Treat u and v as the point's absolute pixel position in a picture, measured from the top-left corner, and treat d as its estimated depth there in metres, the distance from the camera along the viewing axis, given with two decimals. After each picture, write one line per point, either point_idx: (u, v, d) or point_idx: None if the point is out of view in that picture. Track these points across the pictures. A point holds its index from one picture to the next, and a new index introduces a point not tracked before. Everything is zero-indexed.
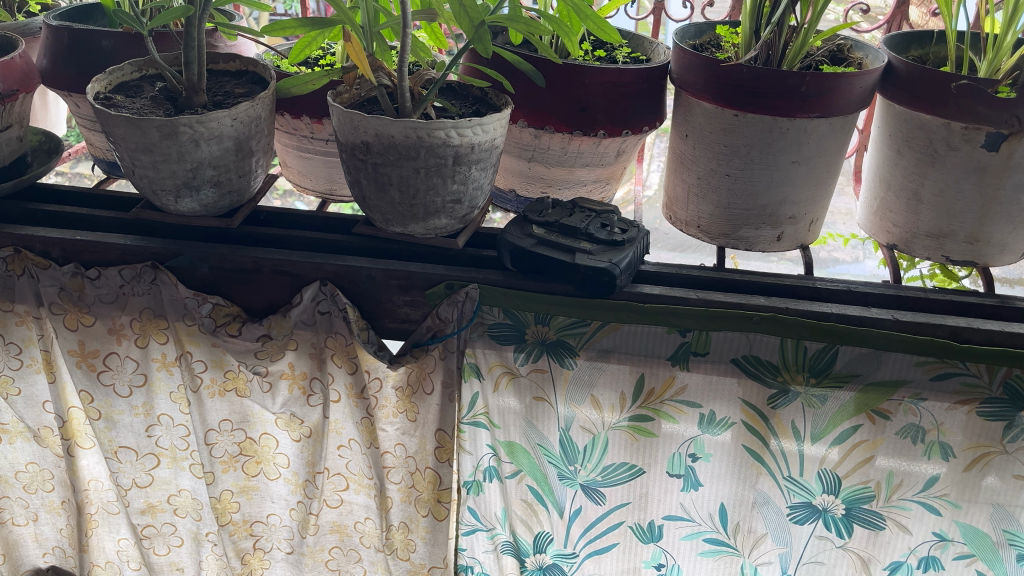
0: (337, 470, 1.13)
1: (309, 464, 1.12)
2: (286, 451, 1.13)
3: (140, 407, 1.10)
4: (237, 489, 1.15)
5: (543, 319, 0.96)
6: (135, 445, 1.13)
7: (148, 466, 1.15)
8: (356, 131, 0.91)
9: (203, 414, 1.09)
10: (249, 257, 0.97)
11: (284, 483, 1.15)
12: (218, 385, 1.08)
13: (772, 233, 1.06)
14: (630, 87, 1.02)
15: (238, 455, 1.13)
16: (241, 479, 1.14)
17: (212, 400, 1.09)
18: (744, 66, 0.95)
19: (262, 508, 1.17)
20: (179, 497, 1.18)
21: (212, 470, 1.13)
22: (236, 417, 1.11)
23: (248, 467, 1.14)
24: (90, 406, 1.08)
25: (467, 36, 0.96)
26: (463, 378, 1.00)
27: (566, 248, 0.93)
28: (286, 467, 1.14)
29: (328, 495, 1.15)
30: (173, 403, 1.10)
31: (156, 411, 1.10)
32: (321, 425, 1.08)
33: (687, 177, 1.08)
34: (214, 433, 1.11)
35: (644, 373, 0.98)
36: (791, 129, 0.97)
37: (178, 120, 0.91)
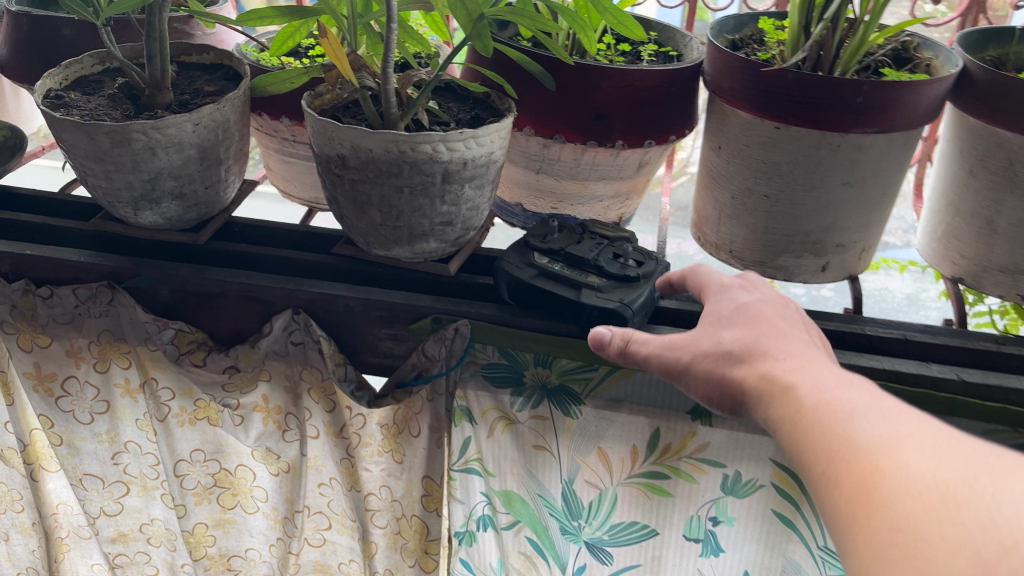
0: (317, 509, 1.01)
1: (288, 502, 1.01)
2: (265, 485, 1.01)
3: (104, 434, 0.99)
4: (212, 522, 1.04)
5: (544, 361, 0.83)
6: (102, 471, 1.02)
7: (116, 494, 1.04)
8: (331, 142, 0.79)
9: (171, 444, 0.99)
10: (213, 280, 0.86)
11: (262, 518, 1.04)
12: (189, 413, 0.97)
13: (815, 263, 0.92)
14: (653, 92, 0.88)
15: (212, 487, 1.02)
16: (215, 512, 1.03)
17: (182, 429, 0.98)
18: (788, 71, 0.80)
19: (239, 542, 1.05)
20: (151, 526, 1.08)
21: (183, 502, 1.02)
22: (209, 447, 1.00)
23: (223, 500, 1.03)
24: (52, 432, 0.98)
25: (464, 31, 0.83)
26: (453, 423, 0.88)
27: (571, 282, 0.80)
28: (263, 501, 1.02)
29: (309, 534, 1.04)
30: (140, 432, 0.99)
31: (122, 439, 1.00)
32: (299, 462, 0.97)
33: (719, 195, 0.93)
34: (186, 464, 1.00)
35: (659, 427, 0.85)
36: (842, 146, 0.83)
37: (130, 126, 0.80)
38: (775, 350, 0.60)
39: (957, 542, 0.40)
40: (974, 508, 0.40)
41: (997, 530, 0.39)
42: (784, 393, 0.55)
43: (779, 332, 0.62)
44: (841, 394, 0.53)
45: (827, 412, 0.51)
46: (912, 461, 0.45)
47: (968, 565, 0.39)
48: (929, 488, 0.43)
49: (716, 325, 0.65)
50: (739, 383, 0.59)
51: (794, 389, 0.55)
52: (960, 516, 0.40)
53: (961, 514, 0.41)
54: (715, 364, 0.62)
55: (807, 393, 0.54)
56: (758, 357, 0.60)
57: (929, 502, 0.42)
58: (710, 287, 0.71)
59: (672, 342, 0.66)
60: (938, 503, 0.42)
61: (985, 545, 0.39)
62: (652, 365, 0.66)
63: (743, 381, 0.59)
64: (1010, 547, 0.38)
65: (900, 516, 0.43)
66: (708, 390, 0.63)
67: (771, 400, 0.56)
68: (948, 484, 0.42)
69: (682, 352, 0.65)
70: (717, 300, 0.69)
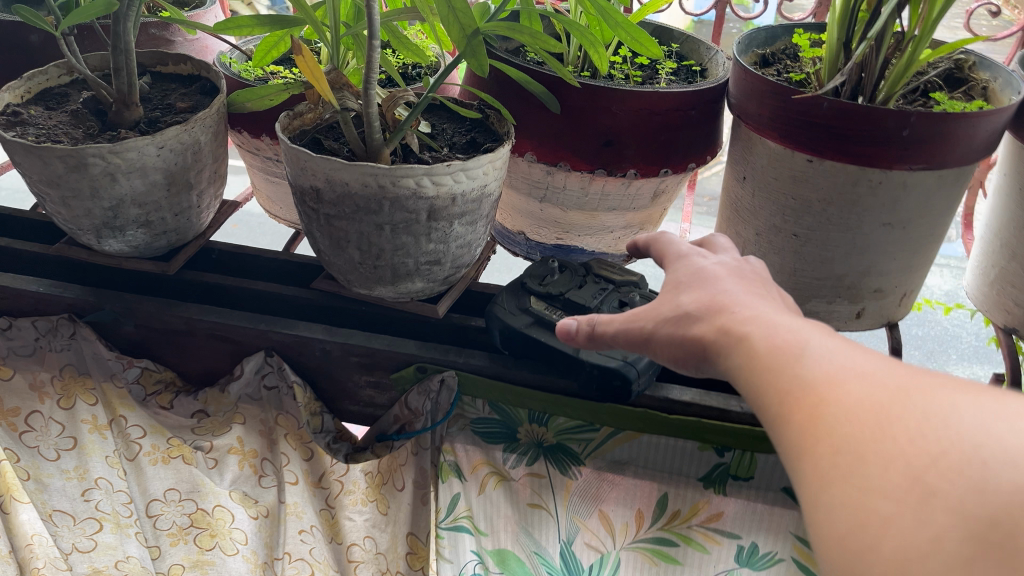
0: (302, 557, 0.79)
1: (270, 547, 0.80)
2: (245, 526, 0.80)
3: (74, 473, 0.82)
4: (190, 565, 0.77)
5: (539, 418, 0.76)
6: (71, 510, 0.80)
7: (88, 532, 0.78)
8: (304, 173, 0.71)
9: (144, 484, 0.82)
10: (179, 318, 0.79)
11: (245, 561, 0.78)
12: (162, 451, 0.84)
13: (849, 310, 0.82)
14: (670, 116, 0.78)
15: (190, 527, 0.80)
16: (192, 552, 0.78)
17: (156, 467, 0.83)
18: (823, 99, 0.70)
19: None
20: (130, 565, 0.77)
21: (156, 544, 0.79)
22: (187, 485, 0.82)
23: (203, 541, 0.79)
24: (15, 466, 0.80)
25: (458, 48, 0.74)
26: (437, 478, 0.76)
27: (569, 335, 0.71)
28: (244, 544, 0.79)
29: None
30: (111, 469, 0.82)
31: (91, 476, 0.81)
32: (279, 507, 0.82)
33: (743, 230, 0.84)
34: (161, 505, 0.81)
35: (667, 493, 0.75)
36: (883, 184, 0.73)
37: (85, 150, 0.72)
38: (734, 305, 0.51)
39: (895, 458, 0.37)
40: (906, 425, 0.37)
41: (925, 443, 0.36)
42: (737, 341, 0.48)
43: (735, 287, 0.54)
44: (788, 327, 0.47)
45: (778, 345, 0.46)
46: (851, 386, 0.41)
47: (899, 479, 0.36)
48: (868, 414, 0.39)
49: (674, 289, 0.57)
50: (695, 341, 0.51)
51: (750, 336, 0.48)
52: (895, 436, 0.37)
53: (894, 433, 0.37)
54: (675, 326, 0.54)
55: (751, 329, 0.48)
56: (717, 313, 0.52)
57: (866, 427, 0.38)
58: (671, 253, 0.62)
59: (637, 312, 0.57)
60: (873, 427, 0.38)
61: (916, 460, 0.36)
62: (618, 337, 0.58)
63: (702, 338, 0.51)
64: (938, 457, 0.35)
65: (842, 438, 0.39)
66: (673, 356, 0.54)
67: (723, 351, 0.49)
68: (881, 405, 0.39)
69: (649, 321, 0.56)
70: (672, 268, 0.60)
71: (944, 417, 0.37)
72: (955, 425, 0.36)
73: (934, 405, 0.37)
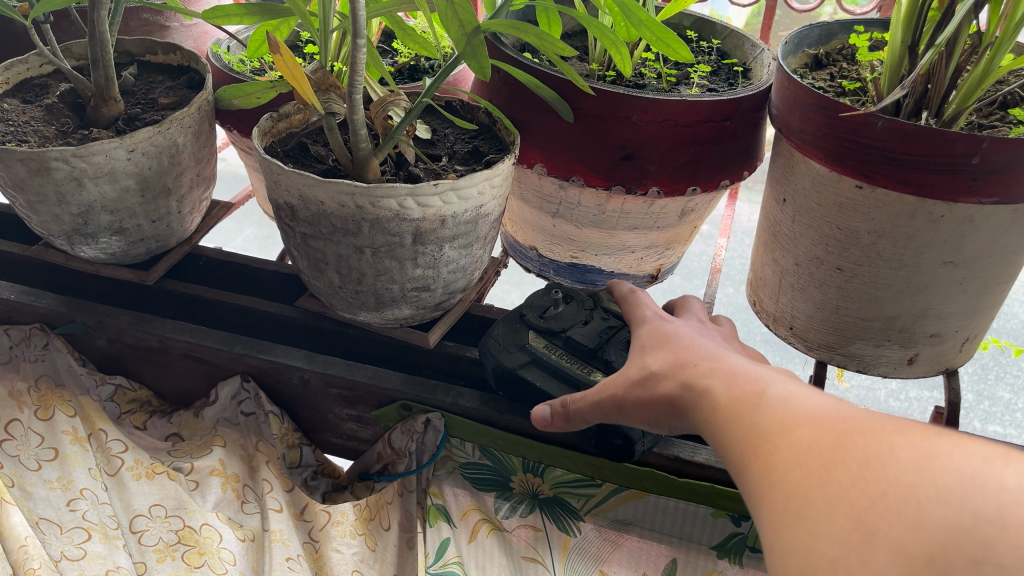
0: None
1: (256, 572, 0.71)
2: (233, 547, 0.72)
3: (53, 483, 0.73)
4: None
5: (534, 468, 0.69)
6: (57, 519, 0.71)
7: (76, 542, 0.69)
8: (278, 187, 0.63)
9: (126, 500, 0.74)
10: (153, 335, 0.73)
11: None
12: (145, 466, 0.76)
13: (899, 355, 0.72)
14: (700, 128, 0.68)
15: (176, 543, 0.71)
16: (180, 570, 0.69)
17: (138, 483, 0.75)
18: (878, 117, 0.59)
19: None
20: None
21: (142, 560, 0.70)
22: (172, 502, 0.74)
23: (191, 558, 0.70)
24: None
25: (456, 47, 0.63)
26: (425, 524, 0.68)
27: (567, 379, 0.62)
28: (233, 564, 0.71)
29: None
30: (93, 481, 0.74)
31: (76, 487, 0.73)
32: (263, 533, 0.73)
33: (780, 258, 0.74)
34: (144, 521, 0.73)
35: (677, 559, 0.66)
36: (946, 218, 0.62)
37: (47, 153, 0.65)
38: (699, 359, 0.51)
39: (839, 503, 0.36)
40: (850, 468, 0.37)
41: (867, 486, 0.36)
42: (701, 392, 0.48)
43: (698, 343, 0.54)
44: (748, 372, 0.48)
45: (738, 395, 0.46)
46: (803, 433, 0.41)
47: (845, 523, 0.35)
48: (816, 459, 0.38)
49: (637, 355, 0.56)
50: (660, 399, 0.51)
51: (710, 382, 0.48)
52: (840, 480, 0.37)
53: (839, 477, 0.37)
54: (640, 390, 0.53)
55: (713, 377, 0.49)
56: (680, 369, 0.51)
57: (814, 473, 0.38)
58: (635, 318, 0.61)
59: (607, 384, 0.55)
60: (820, 471, 0.38)
61: (858, 501, 0.35)
62: (591, 410, 0.56)
63: (667, 395, 0.51)
64: (879, 498, 0.35)
65: (794, 486, 0.38)
66: (644, 420, 0.53)
67: (687, 405, 0.49)
68: (828, 448, 0.38)
69: (617, 389, 0.54)
70: (636, 333, 0.59)
71: (883, 457, 0.36)
72: (892, 465, 0.35)
73: (874, 446, 0.37)
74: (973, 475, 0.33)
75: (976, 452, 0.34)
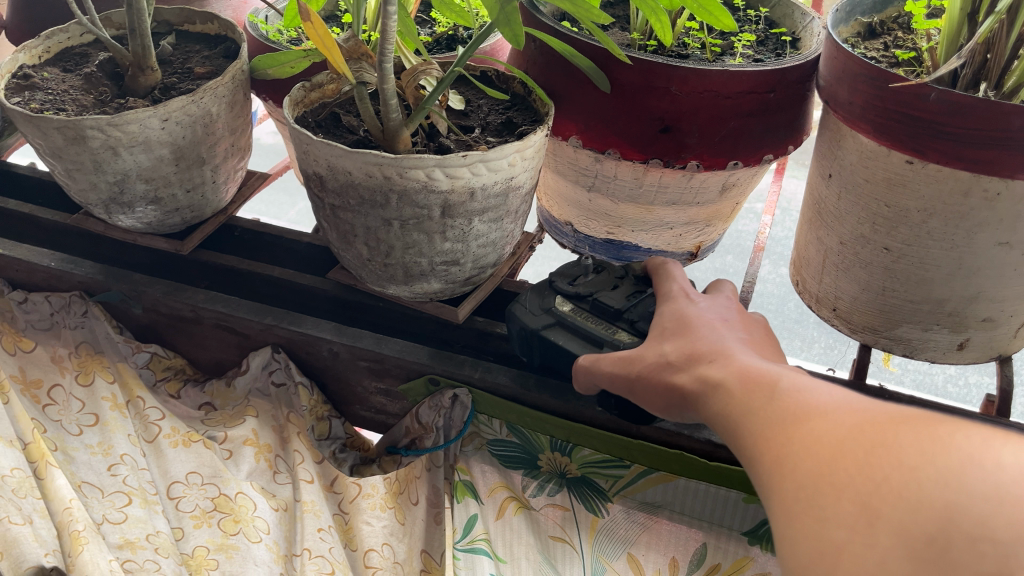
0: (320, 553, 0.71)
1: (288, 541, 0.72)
2: (266, 516, 0.73)
3: (95, 448, 0.75)
4: (215, 547, 0.70)
5: (562, 448, 0.67)
6: (98, 483, 0.74)
7: (116, 505, 0.72)
8: (307, 157, 0.63)
9: (162, 469, 0.75)
10: (186, 305, 0.73)
11: (266, 550, 0.71)
12: (183, 433, 0.77)
13: (948, 340, 0.69)
14: (742, 100, 0.65)
15: (212, 510, 0.73)
16: (217, 536, 0.71)
17: (176, 451, 0.76)
18: (931, 88, 0.56)
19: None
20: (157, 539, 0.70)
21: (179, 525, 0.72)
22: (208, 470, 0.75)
23: (226, 525, 0.72)
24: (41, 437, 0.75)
25: (489, 14, 0.62)
26: (452, 500, 0.69)
27: (591, 338, 0.61)
28: (266, 533, 0.72)
29: None
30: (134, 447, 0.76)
31: (116, 452, 0.75)
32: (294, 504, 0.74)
33: (824, 237, 0.71)
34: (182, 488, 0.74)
35: (707, 544, 0.65)
36: (1003, 196, 0.58)
37: (83, 122, 0.66)
38: (711, 351, 0.51)
39: (844, 489, 0.36)
40: (856, 454, 0.37)
41: (872, 471, 0.36)
42: (713, 386, 0.48)
43: (715, 333, 0.53)
44: (759, 364, 0.48)
45: (750, 385, 0.46)
46: (813, 421, 0.41)
47: (851, 509, 0.36)
48: (824, 448, 0.39)
49: (659, 339, 0.55)
50: (674, 390, 0.51)
51: (723, 371, 0.49)
52: (847, 466, 0.37)
53: (845, 464, 0.37)
54: (658, 376, 0.52)
55: (722, 369, 0.49)
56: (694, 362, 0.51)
57: (821, 461, 0.38)
58: (662, 292, 0.61)
59: (624, 358, 0.55)
60: (827, 458, 0.38)
61: (863, 487, 0.36)
62: (602, 379, 0.57)
63: (679, 386, 0.51)
64: (884, 483, 0.35)
65: (801, 473, 0.39)
66: (655, 407, 0.53)
67: (699, 397, 0.49)
68: (837, 436, 0.39)
69: (634, 365, 0.54)
70: (659, 311, 0.59)
71: (888, 444, 0.37)
72: (898, 452, 0.36)
73: (880, 434, 0.37)
74: (973, 455, 0.34)
75: (976, 433, 0.35)
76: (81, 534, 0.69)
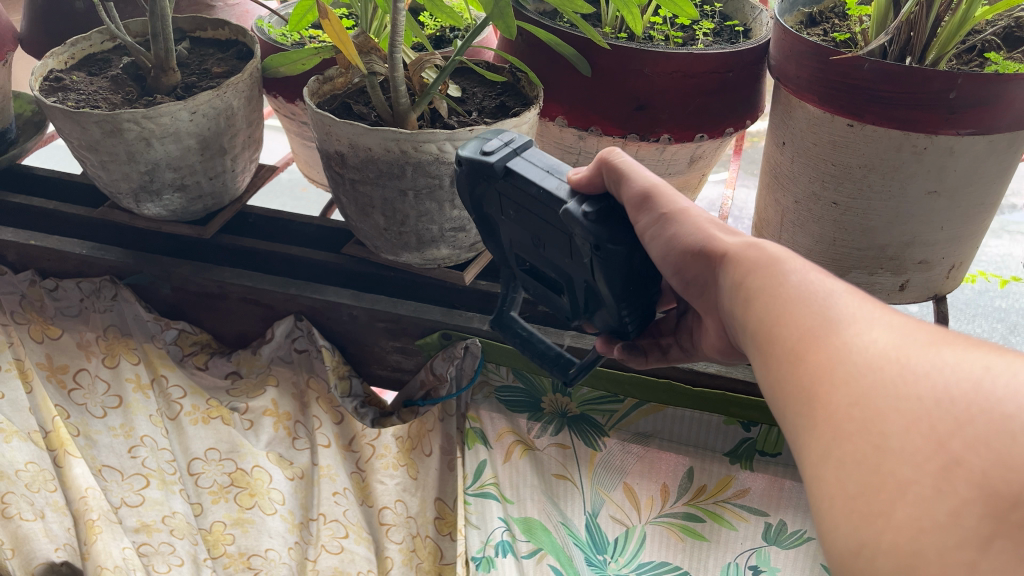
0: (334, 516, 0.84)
1: (303, 508, 0.84)
2: (282, 487, 0.85)
3: (119, 429, 0.87)
4: (232, 521, 0.83)
5: (563, 388, 0.78)
6: (118, 466, 0.85)
7: (135, 488, 0.84)
8: (328, 137, 0.71)
9: (183, 445, 0.86)
10: (214, 282, 0.81)
11: (280, 520, 0.83)
12: (202, 411, 0.88)
13: (892, 282, 0.79)
14: (705, 79, 0.75)
15: (229, 485, 0.84)
16: (233, 510, 0.83)
17: (194, 428, 0.87)
18: (863, 60, 0.66)
19: (259, 543, 0.81)
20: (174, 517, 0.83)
21: (199, 501, 0.84)
22: (225, 446, 0.86)
23: (242, 499, 0.84)
24: (65, 422, 0.86)
25: (485, 10, 0.71)
26: (465, 445, 0.80)
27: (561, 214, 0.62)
28: (281, 504, 0.84)
29: (326, 542, 0.82)
30: (155, 427, 0.87)
31: (137, 434, 0.86)
32: (311, 471, 0.86)
33: (782, 198, 0.81)
34: (200, 463, 0.86)
35: (693, 466, 0.76)
36: (929, 149, 0.69)
37: (121, 115, 0.73)
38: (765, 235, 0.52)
39: (916, 418, 0.33)
40: (934, 383, 0.34)
41: (952, 407, 0.33)
42: (762, 262, 0.47)
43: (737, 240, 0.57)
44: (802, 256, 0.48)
45: (804, 290, 0.44)
46: (876, 338, 0.38)
47: (923, 443, 0.32)
48: (893, 368, 0.36)
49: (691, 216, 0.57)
50: (715, 245, 0.51)
51: (771, 266, 0.47)
52: (921, 396, 0.34)
53: (920, 393, 0.34)
54: (705, 225, 0.53)
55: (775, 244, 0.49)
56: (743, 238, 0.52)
57: (890, 382, 0.35)
58: None
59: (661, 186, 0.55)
60: (896, 377, 0.35)
61: (940, 422, 0.32)
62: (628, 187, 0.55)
63: (724, 246, 0.51)
64: (966, 423, 0.32)
65: (860, 390, 0.36)
66: (675, 241, 0.53)
67: (745, 283, 0.47)
68: (908, 356, 0.36)
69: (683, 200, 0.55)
70: None
71: (978, 384, 0.33)
72: (989, 396, 0.32)
73: (965, 372, 0.34)
74: None
75: None
76: (95, 522, 0.80)
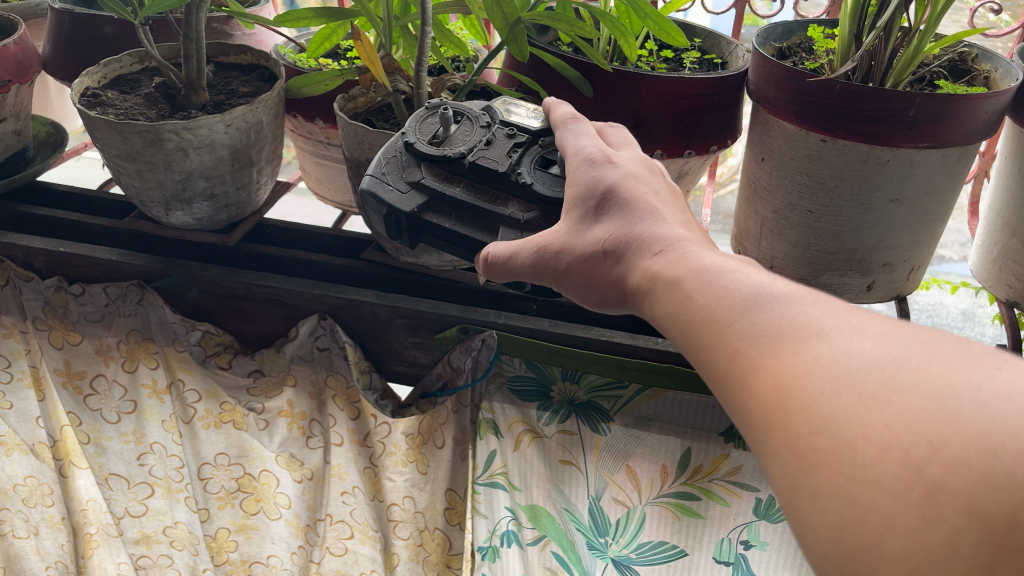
0: (340, 517, 0.91)
1: (309, 509, 0.92)
2: (288, 491, 0.92)
3: (131, 434, 0.94)
4: (235, 528, 0.91)
5: (572, 376, 0.84)
6: (125, 473, 0.93)
7: (140, 497, 0.92)
8: (360, 146, 0.78)
9: (196, 447, 0.93)
10: (241, 283, 0.89)
11: (285, 525, 0.91)
12: (214, 416, 0.93)
13: (860, 283, 0.89)
14: (694, 100, 0.84)
15: (236, 491, 0.92)
16: (238, 517, 0.91)
17: (207, 432, 0.93)
18: (836, 82, 0.76)
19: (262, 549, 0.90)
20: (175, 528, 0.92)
21: (205, 506, 0.91)
22: (235, 450, 0.93)
23: (247, 505, 0.92)
24: (76, 429, 0.93)
25: (500, 36, 0.78)
26: (478, 435, 0.87)
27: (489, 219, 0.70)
28: (286, 508, 0.91)
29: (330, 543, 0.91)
30: (166, 433, 0.94)
31: (147, 440, 0.93)
32: (322, 469, 0.92)
33: (760, 209, 0.90)
34: (210, 468, 0.92)
35: (690, 448, 0.83)
36: (892, 162, 0.79)
37: (162, 127, 0.78)
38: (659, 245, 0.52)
39: (886, 445, 0.34)
40: (898, 407, 0.34)
41: (922, 430, 0.33)
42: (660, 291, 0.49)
43: (643, 211, 0.56)
44: (704, 267, 0.48)
45: (721, 307, 0.44)
46: (821, 352, 0.38)
47: (899, 471, 0.33)
48: (851, 395, 0.36)
49: (590, 220, 0.59)
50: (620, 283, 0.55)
51: (677, 282, 0.48)
52: (882, 421, 0.34)
53: (886, 419, 0.34)
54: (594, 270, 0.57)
55: (666, 264, 0.50)
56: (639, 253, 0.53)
57: (848, 406, 0.35)
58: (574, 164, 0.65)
59: (545, 248, 0.60)
60: (854, 401, 0.35)
61: (915, 449, 0.33)
62: (518, 275, 0.62)
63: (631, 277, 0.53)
64: (941, 444, 0.32)
65: (819, 418, 0.36)
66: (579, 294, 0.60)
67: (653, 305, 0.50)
68: (864, 389, 0.35)
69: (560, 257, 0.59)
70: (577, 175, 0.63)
71: (943, 401, 0.33)
72: (961, 424, 0.32)
73: (925, 388, 0.34)
74: None
75: None
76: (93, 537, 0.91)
